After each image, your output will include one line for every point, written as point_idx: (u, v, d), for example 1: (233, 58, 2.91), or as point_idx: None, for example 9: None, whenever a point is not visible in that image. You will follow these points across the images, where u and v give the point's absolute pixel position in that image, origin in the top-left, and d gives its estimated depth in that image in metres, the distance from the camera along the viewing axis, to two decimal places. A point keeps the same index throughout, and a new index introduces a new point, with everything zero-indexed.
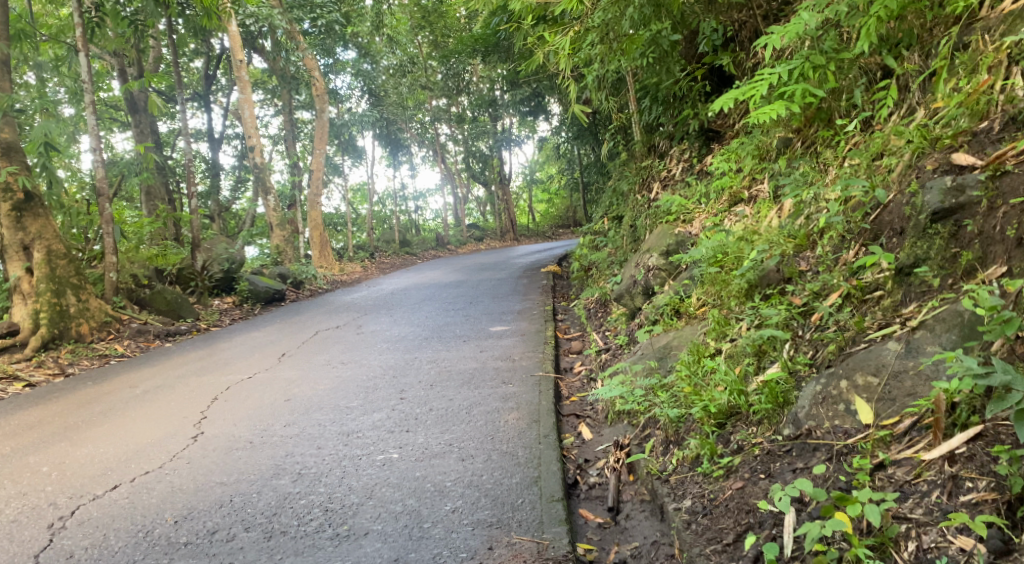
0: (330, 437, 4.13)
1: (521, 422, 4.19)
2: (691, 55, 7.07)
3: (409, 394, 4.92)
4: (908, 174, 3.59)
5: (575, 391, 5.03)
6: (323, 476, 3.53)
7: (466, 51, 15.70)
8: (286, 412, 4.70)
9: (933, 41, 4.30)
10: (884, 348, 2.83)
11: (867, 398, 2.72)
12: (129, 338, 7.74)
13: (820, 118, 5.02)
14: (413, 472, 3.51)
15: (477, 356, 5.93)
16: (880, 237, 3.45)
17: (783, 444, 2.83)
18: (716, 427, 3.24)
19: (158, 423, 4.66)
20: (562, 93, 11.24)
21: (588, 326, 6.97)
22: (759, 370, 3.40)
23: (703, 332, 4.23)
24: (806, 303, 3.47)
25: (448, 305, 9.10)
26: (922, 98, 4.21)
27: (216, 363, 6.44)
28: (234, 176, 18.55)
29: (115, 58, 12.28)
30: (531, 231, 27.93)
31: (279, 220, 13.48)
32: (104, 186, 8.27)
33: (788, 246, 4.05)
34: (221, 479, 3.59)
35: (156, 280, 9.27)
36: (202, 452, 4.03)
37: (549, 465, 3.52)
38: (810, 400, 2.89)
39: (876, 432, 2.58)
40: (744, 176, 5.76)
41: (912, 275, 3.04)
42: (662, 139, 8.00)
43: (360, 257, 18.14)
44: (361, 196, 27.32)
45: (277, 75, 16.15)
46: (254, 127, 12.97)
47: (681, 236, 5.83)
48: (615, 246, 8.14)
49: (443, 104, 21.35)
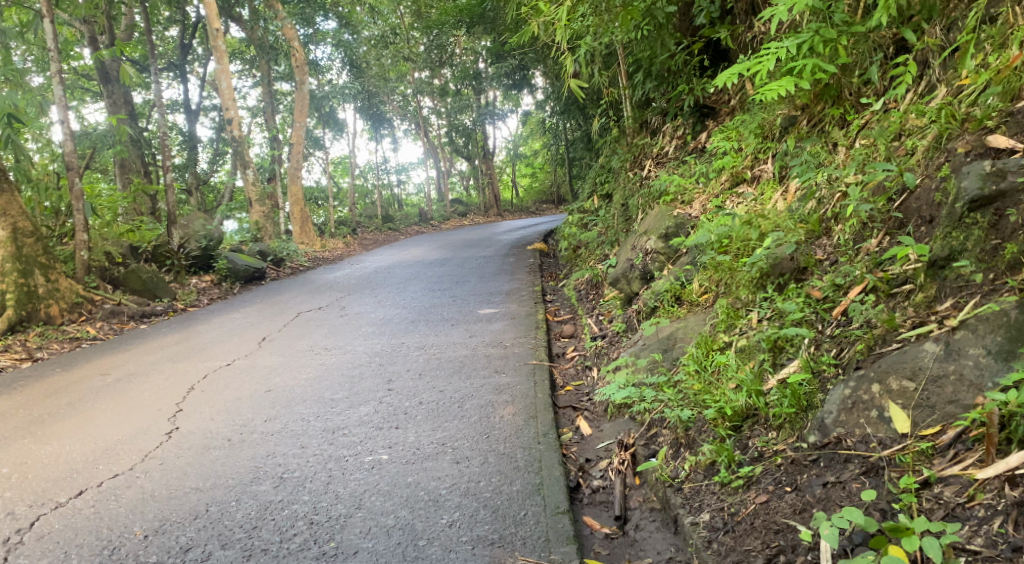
0: (314, 435, 3.87)
1: (518, 418, 3.96)
2: (684, 27, 6.69)
3: (396, 385, 4.66)
4: (935, 157, 3.34)
5: (570, 380, 4.80)
6: (307, 482, 3.27)
7: (450, 23, 15.21)
8: (267, 404, 4.43)
9: (956, 13, 4.00)
10: (921, 350, 2.63)
11: (902, 405, 2.54)
12: (102, 319, 7.39)
13: (828, 95, 4.73)
14: (405, 477, 3.27)
15: (467, 343, 5.66)
16: (907, 226, 3.21)
17: (808, 453, 2.63)
18: (732, 430, 3.03)
19: (130, 417, 4.37)
20: (549, 65, 10.88)
21: (579, 309, 6.72)
22: (776, 367, 3.17)
23: (709, 322, 3.99)
24: (827, 297, 3.24)
25: (433, 285, 8.79)
26: (943, 75, 3.94)
27: (194, 348, 6.11)
28: (212, 148, 17.95)
29: (86, 25, 11.73)
30: (514, 206, 27.56)
31: (258, 194, 12.99)
32: (73, 160, 7.82)
33: (801, 232, 3.82)
34: (195, 484, 3.31)
35: (130, 258, 8.88)
36: (176, 451, 3.75)
37: (551, 470, 3.30)
38: (837, 405, 2.70)
39: (916, 444, 2.42)
40: (747, 156, 5.47)
41: (948, 269, 2.81)
42: (654, 115, 7.73)
43: (342, 233, 17.71)
44: (343, 168, 26.74)
45: (254, 45, 15.59)
46: (231, 99, 12.47)
47: (680, 219, 5.55)
48: (607, 225, 7.84)
49: (426, 76, 20.81)
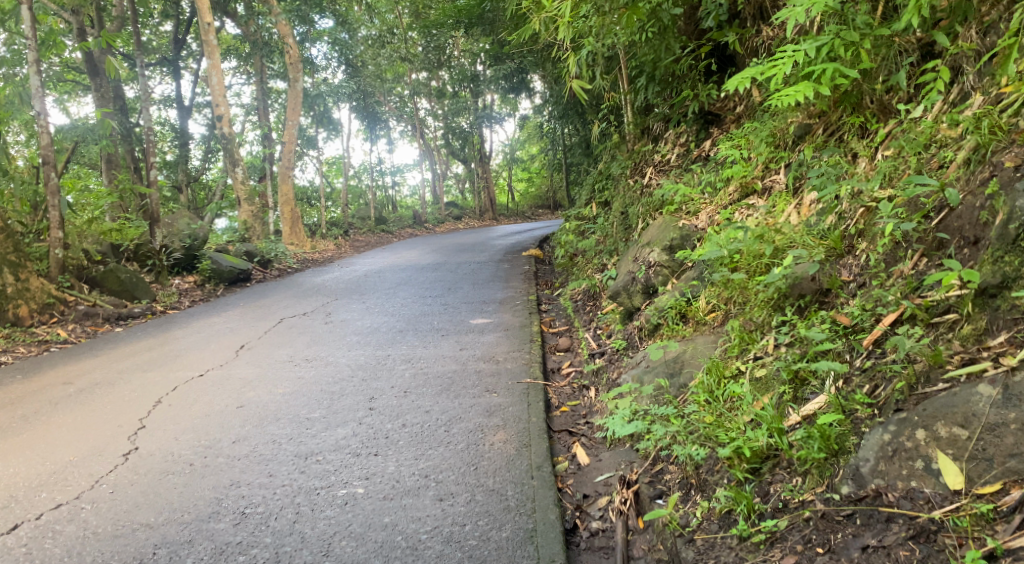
0: (284, 460, 3.52)
1: (508, 446, 3.61)
2: (691, 31, 6.40)
3: (378, 404, 4.30)
4: (978, 172, 2.99)
5: (566, 400, 4.46)
6: (271, 520, 3.02)
7: (449, 24, 14.81)
8: (237, 422, 4.07)
9: (994, 16, 3.62)
10: (973, 392, 2.32)
11: (953, 456, 2.25)
12: (75, 321, 7.02)
13: (848, 102, 4.39)
14: (380, 518, 3.00)
15: (456, 356, 5.30)
16: (948, 247, 2.86)
17: (841, 508, 2.36)
18: (751, 473, 2.70)
19: (85, 434, 4.01)
20: (548, 68, 10.57)
21: (576, 321, 6.38)
22: (799, 402, 2.85)
23: (719, 346, 3.67)
24: (858, 325, 2.91)
25: (424, 292, 8.42)
26: (979, 82, 3.60)
27: (167, 356, 5.72)
28: (204, 145, 17.42)
29: (74, 17, 11.32)
30: (510, 212, 27.19)
31: (247, 193, 12.52)
32: (49, 153, 7.37)
33: (821, 249, 3.48)
34: (146, 519, 3.08)
35: (110, 256, 8.46)
36: (131, 476, 3.45)
37: (546, 513, 2.99)
38: (875, 452, 2.41)
39: (973, 504, 2.14)
40: (759, 165, 5.13)
41: (1001, 298, 2.48)
42: (657, 121, 7.41)
43: (333, 234, 17.34)
44: (336, 169, 26.19)
45: (248, 41, 15.09)
46: (222, 95, 12.00)
47: (685, 230, 5.22)
48: (605, 233, 7.50)
49: (423, 77, 20.52)
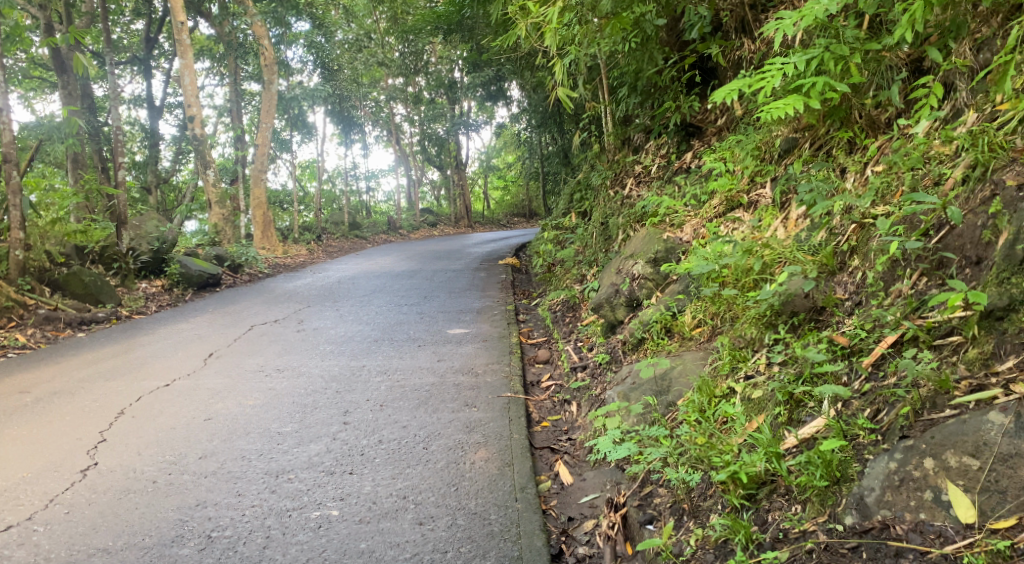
0: (254, 479, 3.33)
1: (491, 464, 3.47)
2: (673, 43, 6.22)
3: (353, 419, 4.11)
4: (976, 190, 2.92)
5: (546, 414, 4.33)
6: (240, 545, 2.85)
7: (427, 30, 14.70)
8: (204, 437, 3.86)
9: (989, 34, 3.56)
10: (984, 420, 2.29)
11: (964, 487, 2.22)
12: (34, 326, 6.71)
13: (838, 116, 4.27)
14: (356, 544, 2.84)
15: (434, 368, 5.14)
16: (948, 268, 2.81)
17: (845, 539, 2.29)
18: (746, 500, 2.61)
19: (41, 448, 3.77)
20: (527, 77, 10.49)
21: (555, 332, 6.24)
22: (795, 424, 2.76)
23: (708, 363, 3.56)
24: (856, 344, 2.84)
25: (400, 299, 8.24)
26: (972, 99, 3.53)
27: (131, 364, 5.45)
28: (175, 147, 16.95)
29: (41, 12, 10.96)
30: (485, 219, 27.04)
31: (219, 196, 12.18)
32: (11, 151, 7.07)
33: (814, 265, 3.38)
34: (103, 543, 2.88)
35: (74, 259, 8.03)
36: (89, 495, 3.23)
37: (533, 539, 2.87)
38: (880, 480, 2.36)
39: (988, 540, 2.09)
40: (745, 178, 5.03)
41: (1008, 321, 2.44)
42: (637, 132, 7.31)
43: (306, 238, 17.03)
44: (310, 173, 25.80)
45: (222, 42, 14.80)
46: (195, 95, 11.69)
47: (670, 243, 5.11)
48: (585, 243, 7.40)
49: (400, 83, 20.34)
